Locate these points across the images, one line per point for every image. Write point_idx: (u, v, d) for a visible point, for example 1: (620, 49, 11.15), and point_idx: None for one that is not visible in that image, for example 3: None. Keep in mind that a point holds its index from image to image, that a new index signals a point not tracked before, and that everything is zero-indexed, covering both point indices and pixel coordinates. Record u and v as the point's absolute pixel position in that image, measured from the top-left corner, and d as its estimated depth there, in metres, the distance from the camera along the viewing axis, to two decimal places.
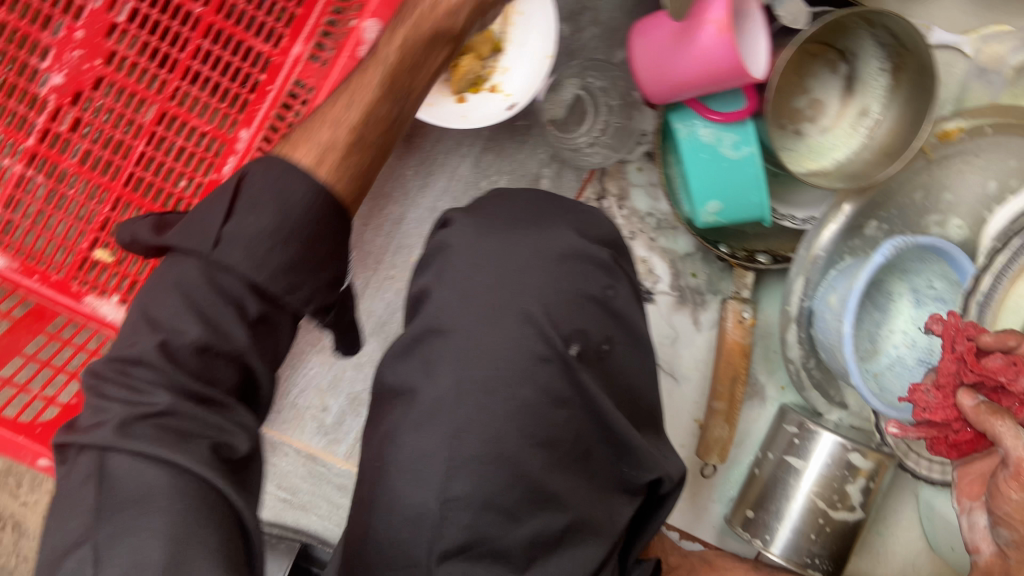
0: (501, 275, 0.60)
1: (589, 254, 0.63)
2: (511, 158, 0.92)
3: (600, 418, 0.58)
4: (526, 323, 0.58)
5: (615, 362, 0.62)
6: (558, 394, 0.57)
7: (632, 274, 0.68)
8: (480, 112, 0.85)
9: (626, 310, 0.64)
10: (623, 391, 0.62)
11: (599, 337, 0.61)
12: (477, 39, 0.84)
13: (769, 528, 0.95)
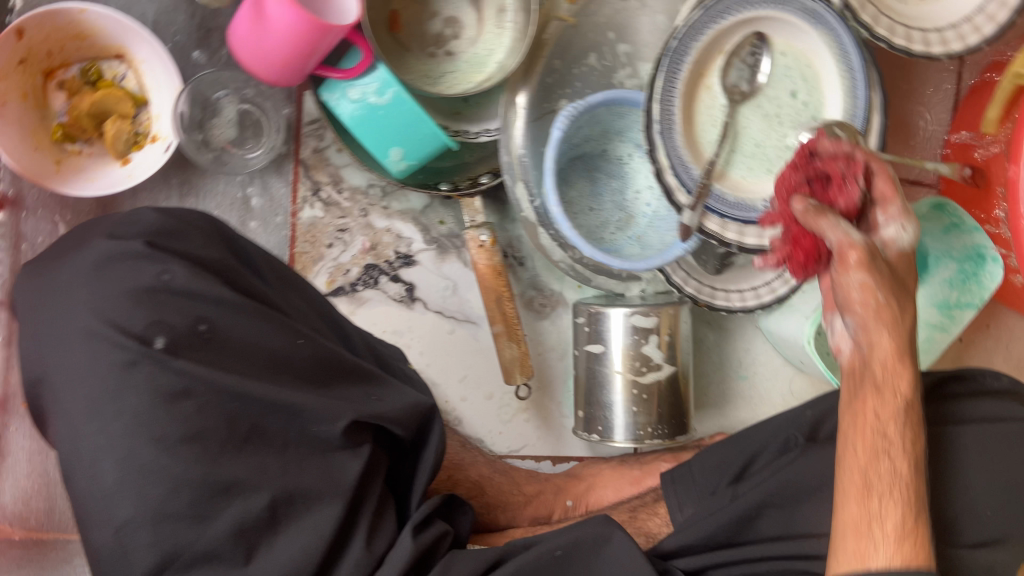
0: (72, 310, 0.61)
1: (122, 248, 0.62)
2: (212, 194, 0.94)
3: (237, 392, 0.60)
4: (103, 343, 0.59)
5: (230, 335, 0.62)
6: (176, 393, 0.58)
7: (210, 244, 0.66)
8: (144, 166, 0.88)
9: (191, 284, 0.62)
10: (260, 358, 0.63)
11: (188, 321, 0.61)
12: (112, 102, 0.88)
13: (601, 419, 0.95)
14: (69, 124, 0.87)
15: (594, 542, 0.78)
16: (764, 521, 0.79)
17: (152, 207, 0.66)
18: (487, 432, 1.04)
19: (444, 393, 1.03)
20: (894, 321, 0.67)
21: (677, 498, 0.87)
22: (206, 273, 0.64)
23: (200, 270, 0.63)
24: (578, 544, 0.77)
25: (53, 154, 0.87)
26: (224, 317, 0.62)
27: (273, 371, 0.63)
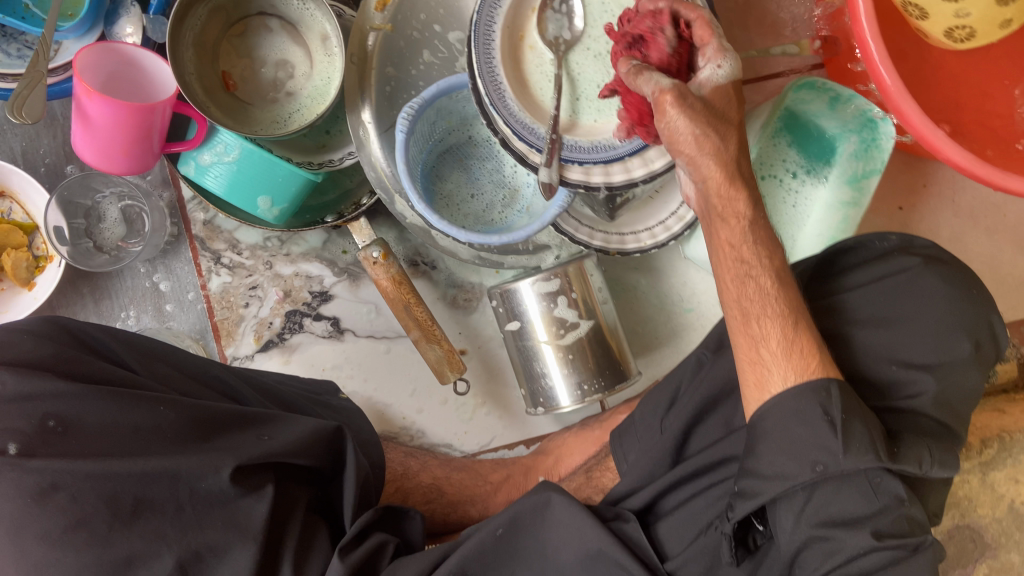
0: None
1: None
2: (122, 292, 0.99)
3: (103, 474, 0.67)
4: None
5: (83, 422, 0.69)
6: (53, 487, 0.65)
7: (46, 339, 0.72)
8: (47, 286, 0.94)
9: (22, 387, 0.67)
10: (123, 433, 0.69)
11: (35, 421, 0.67)
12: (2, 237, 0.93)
13: (540, 390, 0.95)
14: None
15: (537, 510, 0.82)
16: (694, 438, 0.84)
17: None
18: (451, 435, 1.05)
19: (398, 411, 1.05)
20: (729, 145, 0.70)
21: (623, 449, 0.88)
22: (43, 372, 0.69)
23: (30, 370, 0.69)
24: (520, 518, 0.81)
25: None
26: (69, 407, 0.68)
27: (140, 444, 0.69)
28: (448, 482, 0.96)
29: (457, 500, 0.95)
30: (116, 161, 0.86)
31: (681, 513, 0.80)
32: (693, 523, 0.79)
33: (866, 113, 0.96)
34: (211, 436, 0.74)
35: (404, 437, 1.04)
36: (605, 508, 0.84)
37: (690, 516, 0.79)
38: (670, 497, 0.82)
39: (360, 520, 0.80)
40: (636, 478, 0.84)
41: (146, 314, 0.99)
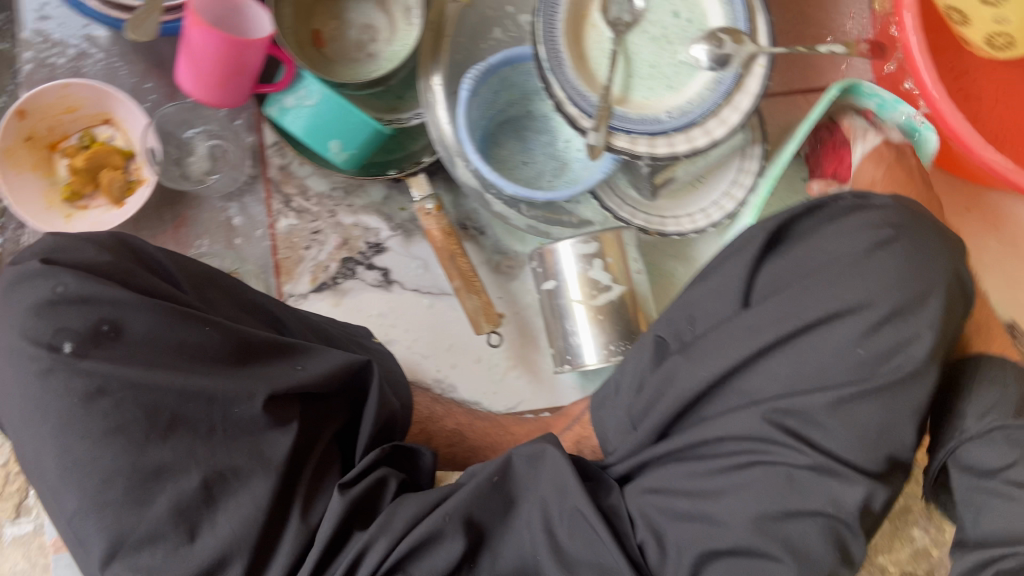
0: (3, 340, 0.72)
1: (24, 275, 0.75)
2: (199, 222, 1.08)
3: (149, 382, 0.70)
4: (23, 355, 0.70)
5: (135, 330, 0.73)
6: (101, 388, 0.69)
7: (104, 258, 0.78)
8: (136, 204, 1.04)
9: (83, 291, 0.73)
10: (168, 349, 0.74)
11: (91, 323, 0.72)
12: (104, 157, 1.05)
13: (569, 349, 1.00)
14: (73, 183, 1.04)
15: (530, 462, 0.76)
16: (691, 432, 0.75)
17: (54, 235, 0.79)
18: (480, 394, 1.10)
19: (434, 365, 1.10)
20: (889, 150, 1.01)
21: (604, 423, 0.81)
22: (102, 280, 0.75)
23: (92, 277, 0.74)
24: (507, 467, 0.75)
25: (64, 210, 1.04)
26: (123, 316, 0.73)
27: (179, 357, 0.74)
28: (466, 429, 1.02)
29: (475, 445, 1.01)
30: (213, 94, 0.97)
31: (659, 477, 0.71)
32: (665, 488, 0.69)
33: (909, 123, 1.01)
34: (246, 363, 0.78)
35: (436, 390, 1.09)
36: (587, 473, 0.76)
37: (669, 484, 0.69)
38: (643, 467, 0.74)
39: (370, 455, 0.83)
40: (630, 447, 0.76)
41: (217, 244, 1.07)
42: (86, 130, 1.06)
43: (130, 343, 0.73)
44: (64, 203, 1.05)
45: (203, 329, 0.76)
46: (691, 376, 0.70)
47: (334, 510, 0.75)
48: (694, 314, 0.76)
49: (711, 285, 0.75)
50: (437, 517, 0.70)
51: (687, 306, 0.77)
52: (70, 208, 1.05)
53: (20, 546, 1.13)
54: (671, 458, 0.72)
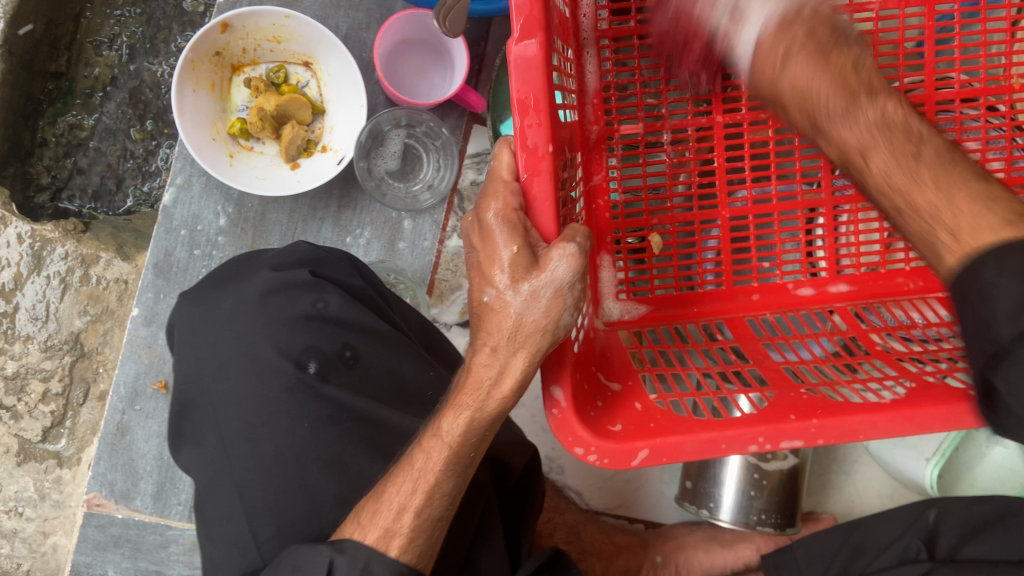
0: (235, 334, 0.68)
1: (292, 277, 0.69)
2: (366, 210, 0.94)
3: (372, 421, 0.67)
4: (262, 365, 0.67)
5: (371, 362, 0.69)
6: (325, 417, 0.66)
7: (346, 276, 0.73)
8: (313, 176, 0.89)
9: (342, 312, 0.69)
10: (387, 384, 0.70)
11: (336, 346, 0.68)
12: (293, 107, 0.88)
13: (712, 496, 0.94)
14: (247, 121, 0.88)
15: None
16: None
17: (306, 240, 0.74)
18: (586, 485, 1.04)
19: (552, 441, 1.02)
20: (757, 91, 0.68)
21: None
22: (359, 304, 0.71)
23: (353, 299, 0.71)
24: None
25: (227, 147, 0.88)
26: (367, 345, 0.70)
27: (400, 397, 0.70)
28: (583, 529, 0.96)
29: (586, 549, 0.95)
30: (467, 99, 0.87)
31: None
32: None
33: None
34: None
35: (546, 467, 1.03)
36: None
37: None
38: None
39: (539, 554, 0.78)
40: None
41: (380, 242, 0.94)
42: (280, 67, 0.89)
43: (361, 377, 0.69)
44: (228, 138, 0.89)
45: (429, 373, 0.72)
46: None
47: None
48: (963, 541, 0.82)
49: (974, 511, 0.83)
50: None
51: (953, 519, 0.83)
52: (234, 145, 0.89)
53: (38, 470, 1.00)
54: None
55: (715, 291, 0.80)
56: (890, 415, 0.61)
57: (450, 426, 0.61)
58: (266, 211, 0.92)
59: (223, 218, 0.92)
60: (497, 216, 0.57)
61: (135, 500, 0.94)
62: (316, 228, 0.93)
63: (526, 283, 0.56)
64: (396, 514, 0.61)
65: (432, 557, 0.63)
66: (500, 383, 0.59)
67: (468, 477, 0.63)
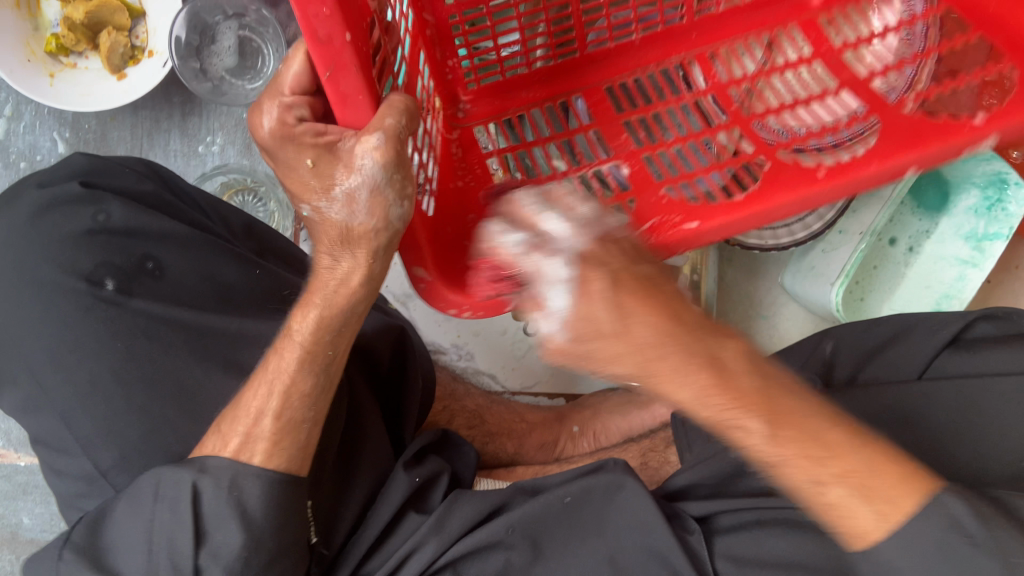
0: (17, 261, 0.61)
1: (60, 194, 0.62)
2: (213, 115, 0.88)
3: (198, 328, 0.61)
4: (51, 288, 0.60)
5: (178, 268, 0.63)
6: (138, 331, 0.60)
7: (108, 185, 0.65)
8: (142, 82, 0.84)
9: (129, 221, 0.63)
10: (202, 288, 0.64)
11: (135, 259, 0.62)
12: (104, 12, 0.82)
13: None
14: (61, 35, 0.83)
15: (606, 491, 0.74)
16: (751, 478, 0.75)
17: (84, 152, 0.67)
18: (497, 368, 1.01)
19: (454, 328, 1.00)
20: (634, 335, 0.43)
21: (686, 437, 0.84)
22: (149, 209, 0.65)
23: (140, 205, 0.64)
24: (588, 493, 0.74)
25: (46, 67, 0.83)
26: (171, 253, 0.64)
27: (224, 297, 0.64)
28: (488, 412, 0.93)
29: (495, 430, 0.92)
30: None
31: (744, 534, 0.71)
32: (748, 557, 0.69)
33: (998, 174, 0.89)
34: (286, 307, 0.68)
35: (452, 354, 1.01)
36: (663, 502, 0.75)
37: (749, 536, 0.71)
38: (730, 512, 0.74)
39: (421, 440, 0.76)
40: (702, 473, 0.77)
41: (232, 147, 0.89)
42: None
43: (171, 282, 0.63)
44: (47, 57, 0.83)
45: (254, 272, 0.67)
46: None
47: (398, 490, 0.71)
48: (862, 366, 0.73)
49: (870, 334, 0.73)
50: (501, 530, 0.71)
51: (849, 347, 0.74)
52: (54, 64, 0.84)
53: None
54: (759, 516, 0.72)
55: (572, 63, 0.74)
56: (739, 215, 0.61)
57: (302, 326, 0.56)
58: (108, 130, 0.88)
59: (61, 144, 0.87)
60: (273, 136, 0.47)
61: (34, 446, 0.92)
62: (163, 141, 0.88)
63: (337, 188, 0.48)
64: (255, 418, 0.56)
65: (307, 461, 0.58)
66: (348, 281, 0.53)
67: (332, 374, 0.58)
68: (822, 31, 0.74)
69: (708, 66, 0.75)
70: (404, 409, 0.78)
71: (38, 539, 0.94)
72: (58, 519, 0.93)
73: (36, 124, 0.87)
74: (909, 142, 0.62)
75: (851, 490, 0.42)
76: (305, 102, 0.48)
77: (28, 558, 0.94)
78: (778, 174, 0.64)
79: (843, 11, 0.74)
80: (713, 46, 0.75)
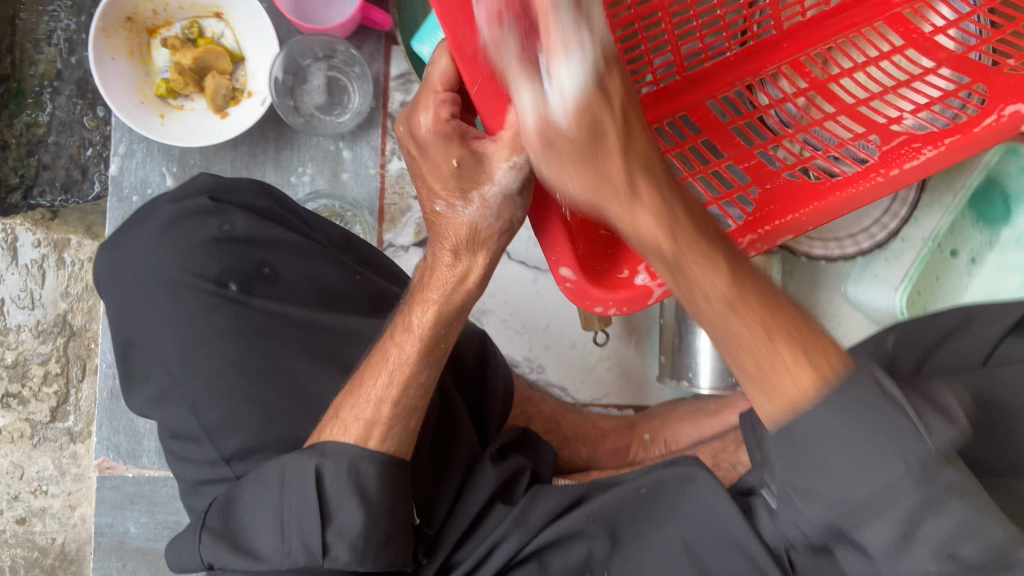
0: (148, 267, 0.69)
1: (192, 207, 0.71)
2: (304, 147, 0.96)
3: (310, 325, 0.69)
4: (181, 291, 0.68)
5: (292, 275, 0.71)
6: (260, 330, 0.68)
7: (232, 199, 0.73)
8: (241, 121, 0.92)
9: (250, 231, 0.70)
10: (311, 292, 0.71)
11: (253, 265, 0.70)
12: (210, 58, 0.91)
13: (688, 366, 0.96)
14: (171, 79, 0.92)
15: (680, 481, 0.74)
16: None
17: (209, 173, 0.76)
18: (568, 380, 1.06)
19: (526, 343, 1.05)
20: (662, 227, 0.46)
21: None
22: (267, 222, 0.72)
23: (260, 217, 0.72)
24: (663, 483, 0.75)
25: (157, 108, 0.92)
26: (284, 260, 0.71)
27: (326, 301, 0.71)
28: (563, 419, 0.97)
29: (569, 437, 0.96)
30: (372, 18, 0.91)
31: None
32: None
33: None
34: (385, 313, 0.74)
35: (525, 367, 1.05)
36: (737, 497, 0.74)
37: None
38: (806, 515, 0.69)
39: (505, 436, 0.81)
40: None
41: (320, 176, 0.96)
42: (192, 22, 0.92)
43: (283, 287, 0.70)
44: (158, 100, 0.93)
45: (357, 279, 0.73)
46: None
47: (488, 481, 0.76)
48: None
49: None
50: (583, 519, 0.74)
51: None
52: (164, 105, 0.93)
53: (54, 448, 1.07)
54: None
55: (673, 86, 0.74)
56: (869, 184, 0.62)
57: (420, 322, 0.62)
58: (210, 164, 0.96)
59: (168, 178, 0.96)
60: (432, 131, 0.52)
61: (142, 458, 0.99)
62: (259, 172, 0.96)
63: (473, 192, 0.54)
64: (375, 406, 0.62)
65: (411, 443, 0.63)
66: (466, 280, 0.60)
67: (440, 366, 0.64)
68: (909, 22, 0.75)
69: (803, 66, 0.76)
70: (485, 410, 0.84)
71: (144, 547, 1.00)
72: (163, 526, 1.00)
73: (146, 161, 0.96)
74: (1017, 91, 0.63)
75: (805, 356, 0.44)
76: (453, 94, 0.53)
77: (134, 565, 1.00)
78: (899, 142, 0.65)
79: (928, 0, 0.75)
80: (806, 51, 0.76)
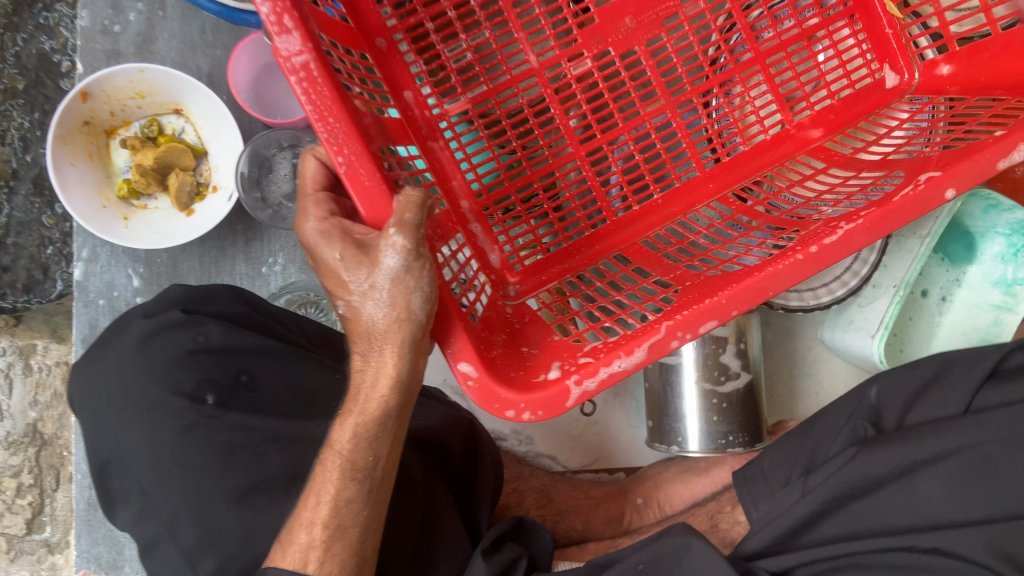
0: (126, 389, 0.68)
1: (164, 320, 0.70)
2: (274, 237, 0.95)
3: (292, 437, 0.69)
4: (160, 413, 0.67)
5: (270, 381, 0.72)
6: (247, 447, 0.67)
7: (200, 308, 0.72)
8: (208, 217, 0.90)
9: (226, 340, 0.70)
10: (291, 395, 0.72)
11: (231, 374, 0.70)
12: (174, 155, 0.90)
13: (677, 431, 0.95)
14: (133, 180, 0.90)
15: (675, 553, 0.74)
16: (815, 528, 0.76)
17: (178, 284, 0.75)
18: (557, 448, 1.05)
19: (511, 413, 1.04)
20: None
21: (750, 495, 0.84)
22: (240, 328, 0.73)
23: (234, 326, 0.72)
24: (659, 555, 0.75)
25: (120, 210, 0.90)
26: (262, 368, 0.72)
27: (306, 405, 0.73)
28: (554, 490, 0.97)
29: (563, 509, 0.96)
30: None
31: None
32: None
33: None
34: None
35: (512, 439, 1.04)
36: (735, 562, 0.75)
37: None
38: (805, 566, 0.74)
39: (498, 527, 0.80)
40: (769, 525, 0.78)
41: (293, 265, 0.96)
42: (152, 121, 0.91)
43: (260, 396, 0.71)
44: (119, 202, 0.90)
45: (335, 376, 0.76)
46: (857, 473, 0.73)
47: (477, 572, 0.73)
48: (907, 410, 0.78)
49: (912, 377, 0.79)
50: None
51: (892, 390, 0.80)
52: (126, 208, 0.91)
53: (31, 562, 1.06)
54: (831, 565, 0.72)
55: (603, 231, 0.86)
56: (788, 263, 0.67)
57: (341, 436, 0.63)
58: (177, 260, 0.94)
59: (136, 278, 0.94)
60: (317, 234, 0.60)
61: (124, 568, 0.96)
62: (229, 266, 0.95)
63: (366, 285, 0.58)
64: (309, 525, 0.64)
65: (357, 558, 0.65)
66: (378, 384, 0.61)
67: (373, 478, 0.65)
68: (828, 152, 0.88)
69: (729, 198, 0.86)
70: (479, 500, 0.82)
71: None
72: None
73: (110, 262, 0.94)
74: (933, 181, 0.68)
75: None
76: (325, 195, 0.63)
77: None
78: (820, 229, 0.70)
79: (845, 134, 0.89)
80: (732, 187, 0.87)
